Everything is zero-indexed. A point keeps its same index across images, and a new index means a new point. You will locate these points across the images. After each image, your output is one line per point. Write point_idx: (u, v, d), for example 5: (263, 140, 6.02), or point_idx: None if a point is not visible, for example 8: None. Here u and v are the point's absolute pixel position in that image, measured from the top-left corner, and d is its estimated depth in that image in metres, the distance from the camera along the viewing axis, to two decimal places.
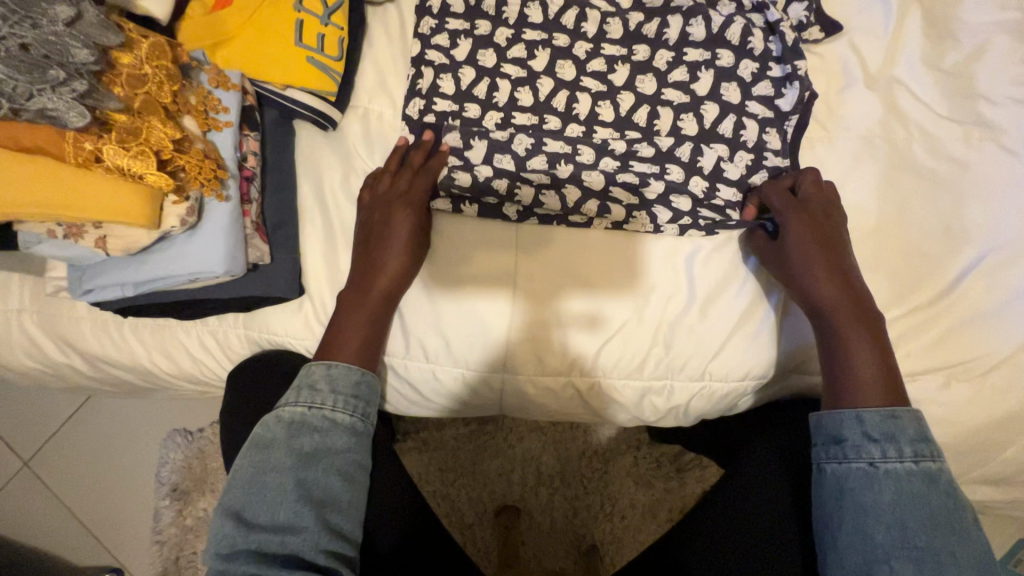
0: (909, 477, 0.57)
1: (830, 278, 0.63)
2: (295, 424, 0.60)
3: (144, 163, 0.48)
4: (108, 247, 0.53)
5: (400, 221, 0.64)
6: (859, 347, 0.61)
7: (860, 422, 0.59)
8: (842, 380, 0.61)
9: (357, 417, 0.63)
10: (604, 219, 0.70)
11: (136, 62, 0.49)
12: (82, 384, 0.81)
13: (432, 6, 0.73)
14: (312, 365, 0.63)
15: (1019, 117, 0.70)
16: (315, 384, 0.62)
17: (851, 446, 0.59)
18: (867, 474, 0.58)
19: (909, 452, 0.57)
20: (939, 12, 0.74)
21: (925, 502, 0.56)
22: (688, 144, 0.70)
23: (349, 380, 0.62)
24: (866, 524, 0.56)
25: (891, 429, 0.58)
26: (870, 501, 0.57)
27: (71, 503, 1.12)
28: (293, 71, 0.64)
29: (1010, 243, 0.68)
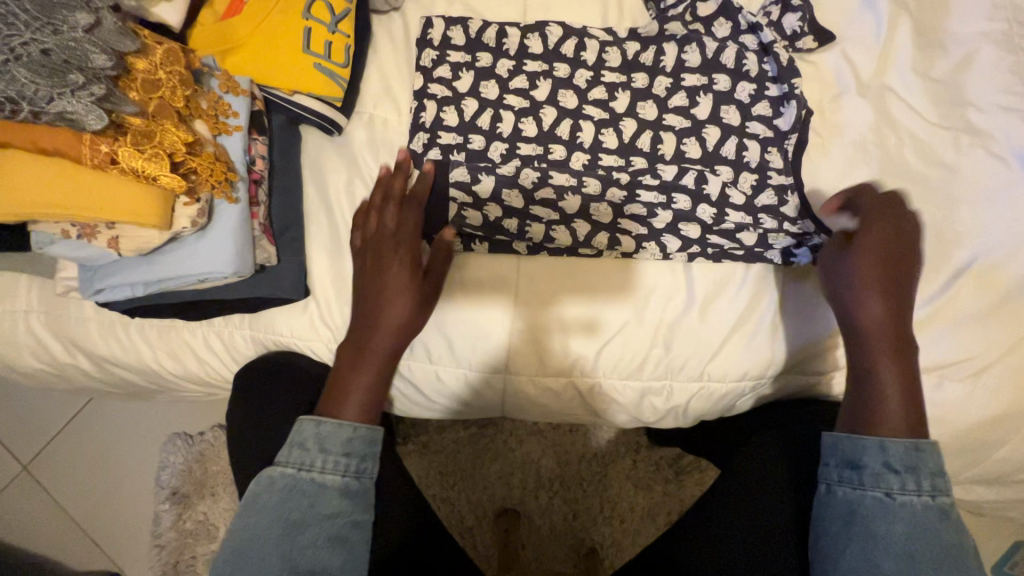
0: (923, 511, 0.57)
1: (881, 301, 0.62)
2: (290, 486, 0.57)
3: (158, 165, 0.49)
4: (121, 247, 0.54)
5: (394, 263, 0.63)
6: (887, 375, 0.61)
7: (884, 450, 0.59)
8: (868, 405, 0.62)
9: (350, 476, 0.59)
10: (615, 251, 0.71)
11: (150, 68, 0.50)
12: (86, 385, 0.82)
13: (433, 39, 0.75)
14: (303, 422, 0.60)
15: (1008, 124, 0.72)
16: (308, 443, 0.59)
17: (869, 473, 0.59)
18: (880, 501, 0.58)
19: (927, 485, 0.58)
20: (928, 23, 0.77)
21: (937, 536, 0.56)
22: (692, 174, 0.71)
23: (339, 438, 0.60)
24: (875, 552, 0.56)
25: (914, 460, 0.58)
26: (879, 529, 0.57)
27: (70, 507, 1.12)
28: (301, 77, 0.66)
29: (1001, 245, 0.69)
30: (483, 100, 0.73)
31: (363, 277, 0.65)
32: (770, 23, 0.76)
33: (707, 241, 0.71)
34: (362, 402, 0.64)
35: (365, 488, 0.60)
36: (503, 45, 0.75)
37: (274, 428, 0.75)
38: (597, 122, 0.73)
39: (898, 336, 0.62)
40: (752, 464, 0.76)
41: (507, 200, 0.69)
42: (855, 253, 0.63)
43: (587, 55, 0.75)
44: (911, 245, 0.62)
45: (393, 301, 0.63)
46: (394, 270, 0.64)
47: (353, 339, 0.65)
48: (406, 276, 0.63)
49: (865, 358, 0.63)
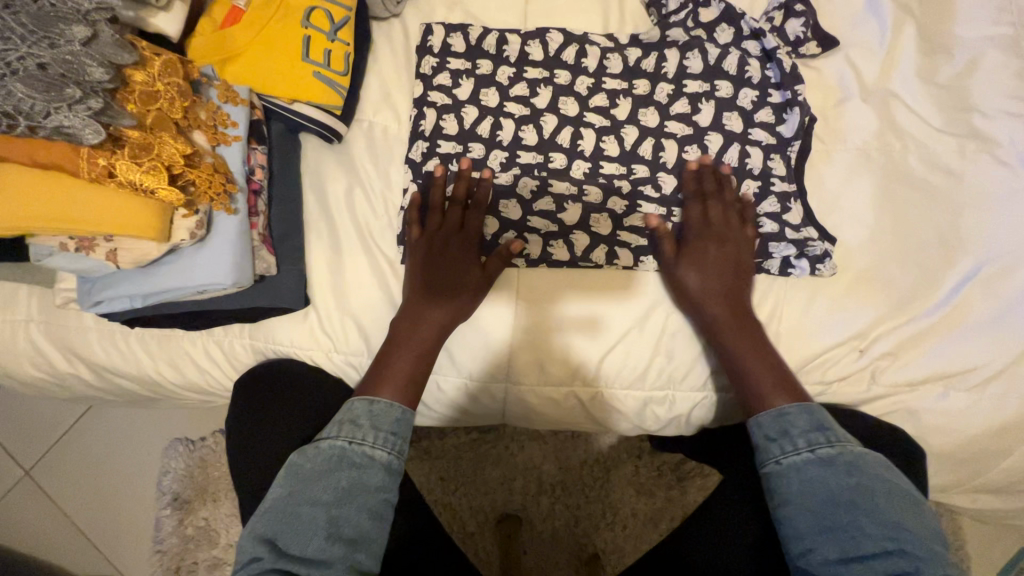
0: (810, 467, 0.59)
1: (719, 290, 0.66)
2: (332, 457, 0.56)
3: (156, 178, 0.49)
4: (119, 260, 0.53)
5: (452, 257, 0.67)
6: (749, 356, 0.65)
7: (758, 426, 0.63)
8: (742, 382, 0.65)
9: (395, 455, 0.58)
10: (614, 264, 0.70)
11: (149, 80, 0.50)
12: (87, 393, 0.82)
13: (433, 45, 0.75)
14: (359, 401, 0.61)
15: (1014, 130, 0.71)
16: (359, 419, 0.59)
17: (760, 453, 0.62)
18: (776, 472, 0.60)
19: (803, 442, 0.60)
20: (932, 27, 0.76)
21: (829, 482, 0.57)
22: None
23: (389, 419, 0.60)
24: (790, 516, 0.58)
25: (784, 426, 0.61)
26: (786, 493, 0.59)
27: (71, 513, 1.12)
28: (301, 86, 0.65)
29: (1006, 254, 0.69)
30: (484, 107, 0.73)
31: (427, 268, 0.67)
32: (772, 28, 0.75)
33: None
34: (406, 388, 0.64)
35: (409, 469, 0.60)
36: (503, 52, 0.75)
37: (274, 437, 0.74)
38: (598, 130, 0.73)
39: (741, 323, 0.66)
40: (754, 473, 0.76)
41: (504, 211, 0.71)
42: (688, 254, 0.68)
43: (587, 62, 0.75)
44: (746, 242, 0.68)
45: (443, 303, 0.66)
46: (446, 270, 0.67)
47: (398, 326, 0.65)
48: (459, 279, 0.66)
49: (730, 347, 0.65)
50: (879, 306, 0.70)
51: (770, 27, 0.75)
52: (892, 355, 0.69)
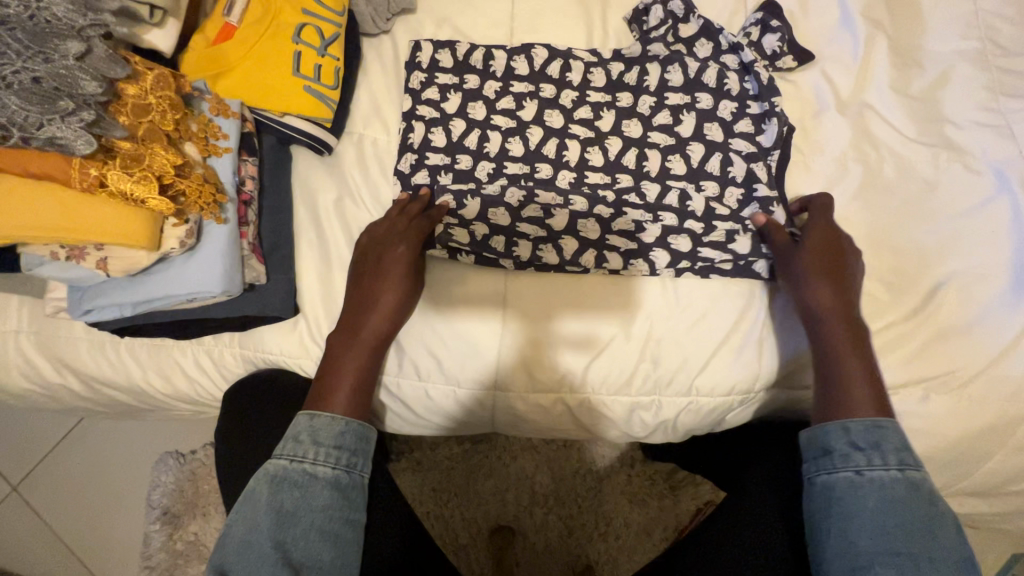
0: (892, 485, 0.60)
1: (834, 290, 0.65)
2: (280, 480, 0.60)
3: (147, 188, 0.50)
4: (110, 268, 0.54)
5: (389, 265, 0.66)
6: (852, 363, 0.63)
7: (847, 432, 0.62)
8: (836, 390, 0.63)
9: (338, 469, 0.62)
10: (603, 268, 0.72)
11: (141, 93, 0.52)
12: (76, 405, 0.82)
13: (421, 61, 0.77)
14: (300, 418, 0.64)
15: (984, 140, 0.73)
16: (298, 439, 0.62)
17: (839, 456, 0.62)
18: (853, 481, 0.61)
19: (894, 460, 0.60)
20: (904, 41, 0.79)
21: (909, 509, 0.58)
22: (676, 191, 0.72)
23: (331, 433, 0.63)
24: (855, 527, 0.59)
25: (876, 438, 0.61)
26: (859, 507, 0.59)
27: (61, 529, 1.10)
28: (291, 99, 0.67)
29: (980, 260, 0.71)
30: (471, 120, 0.75)
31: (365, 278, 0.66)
32: (750, 44, 0.78)
33: (698, 254, 0.72)
34: (354, 398, 0.65)
35: (360, 483, 0.64)
36: (489, 67, 0.77)
37: (262, 447, 0.74)
38: (582, 143, 0.75)
39: (853, 330, 0.65)
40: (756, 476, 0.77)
41: (494, 219, 0.71)
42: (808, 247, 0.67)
43: (572, 76, 0.77)
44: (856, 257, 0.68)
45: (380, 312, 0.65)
46: (379, 279, 0.65)
47: (337, 337, 0.66)
48: (393, 288, 0.65)
49: (836, 351, 0.64)
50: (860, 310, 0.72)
51: (748, 43, 0.78)
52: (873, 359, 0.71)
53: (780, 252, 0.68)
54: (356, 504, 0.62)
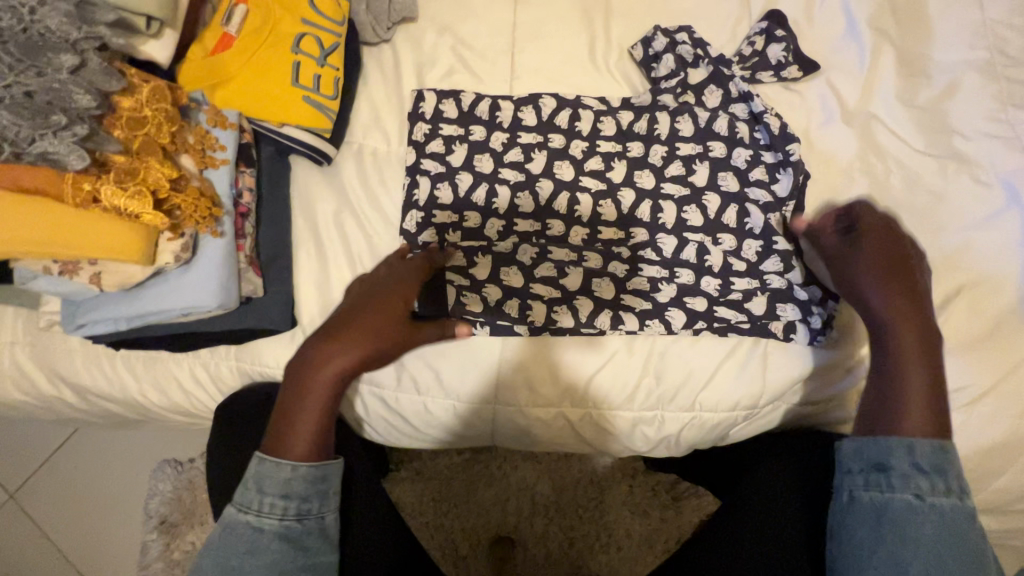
0: (951, 513, 0.57)
1: (902, 295, 0.62)
2: (225, 531, 0.57)
3: (141, 203, 0.49)
4: (103, 283, 0.53)
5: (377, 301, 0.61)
6: (915, 374, 0.60)
7: (910, 451, 0.58)
8: (891, 407, 0.60)
9: (287, 520, 0.57)
10: (620, 329, 0.69)
11: (137, 106, 0.51)
12: (72, 415, 0.81)
13: (425, 112, 0.74)
14: (253, 461, 0.59)
15: (993, 151, 0.72)
16: (248, 486, 0.57)
17: (898, 476, 0.58)
18: (912, 505, 0.58)
19: (956, 488, 0.58)
20: (911, 51, 0.78)
21: (964, 542, 0.56)
22: (693, 246, 0.72)
23: (278, 479, 0.57)
24: (905, 553, 0.56)
25: (939, 462, 0.58)
26: (914, 533, 0.57)
27: (58, 538, 1.09)
28: (290, 110, 0.66)
29: (987, 274, 0.70)
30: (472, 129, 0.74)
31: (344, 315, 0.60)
32: (754, 53, 0.77)
33: (714, 313, 0.70)
34: (310, 440, 0.59)
35: (319, 528, 0.59)
36: (496, 118, 0.75)
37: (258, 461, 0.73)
38: (584, 154, 0.74)
39: (923, 339, 0.61)
40: (756, 492, 0.74)
41: (506, 278, 0.70)
42: (874, 248, 0.64)
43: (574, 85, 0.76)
44: (917, 261, 0.64)
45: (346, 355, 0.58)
46: (355, 317, 0.59)
47: (298, 373, 0.59)
48: (366, 330, 0.59)
49: (898, 358, 0.61)
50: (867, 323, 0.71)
51: (752, 52, 0.77)
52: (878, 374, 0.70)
53: (834, 256, 0.66)
54: (313, 556, 0.58)
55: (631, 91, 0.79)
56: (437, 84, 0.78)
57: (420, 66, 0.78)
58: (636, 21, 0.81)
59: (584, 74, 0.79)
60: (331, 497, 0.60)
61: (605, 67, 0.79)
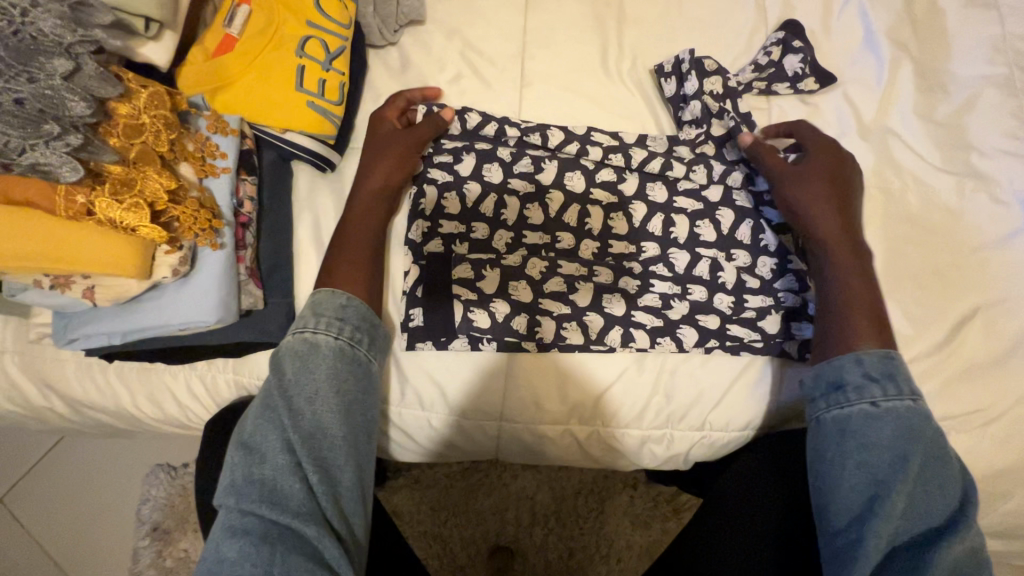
0: (909, 416, 0.58)
1: (837, 216, 0.65)
2: (267, 412, 0.56)
3: (140, 216, 0.48)
4: (97, 298, 0.51)
5: (386, 151, 0.68)
6: (855, 289, 0.63)
7: (861, 363, 0.60)
8: (838, 324, 0.62)
9: (296, 409, 0.56)
10: (630, 347, 0.67)
11: (134, 113, 0.48)
12: (62, 425, 0.78)
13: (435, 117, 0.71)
14: (287, 340, 0.59)
15: (1010, 169, 0.71)
16: (285, 379, 0.57)
17: (852, 390, 0.59)
18: (868, 413, 0.58)
19: (907, 390, 0.59)
20: (929, 64, 0.76)
21: (921, 436, 0.57)
22: (706, 262, 0.70)
23: (334, 305, 0.61)
24: (870, 459, 0.57)
25: (890, 370, 0.60)
26: (874, 438, 0.57)
27: (45, 543, 1.05)
28: (294, 116, 0.64)
29: (1003, 295, 0.69)
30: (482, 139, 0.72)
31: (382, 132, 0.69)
32: (771, 63, 0.75)
33: (726, 331, 0.68)
34: (355, 273, 0.64)
35: (368, 415, 0.60)
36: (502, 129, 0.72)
37: None
38: (594, 164, 0.72)
39: (856, 255, 0.65)
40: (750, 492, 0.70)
41: (515, 293, 0.68)
42: (811, 167, 0.67)
43: None
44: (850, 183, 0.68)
45: (388, 171, 0.67)
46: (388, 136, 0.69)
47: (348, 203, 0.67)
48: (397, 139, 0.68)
49: (841, 273, 0.64)
50: None
51: (769, 61, 0.75)
52: None
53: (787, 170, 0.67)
54: (360, 442, 0.58)
55: (643, 101, 0.77)
56: (445, 89, 0.75)
57: (428, 70, 0.76)
58: (650, 29, 0.79)
59: (596, 83, 0.77)
60: (379, 342, 0.63)
61: (616, 74, 0.77)
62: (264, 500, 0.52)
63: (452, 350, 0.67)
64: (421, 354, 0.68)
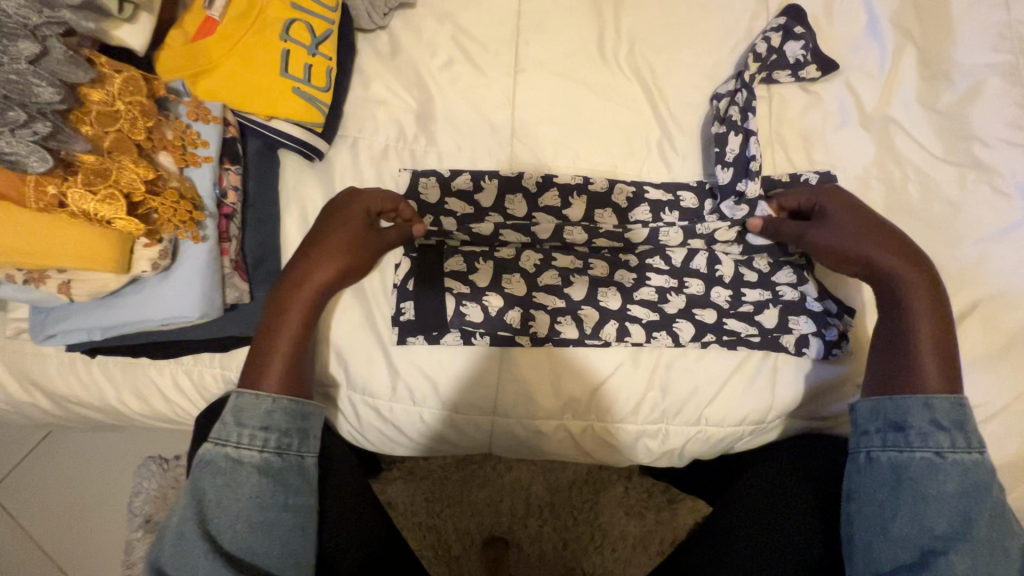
0: (975, 469, 0.54)
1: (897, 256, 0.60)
2: (179, 535, 0.52)
3: (113, 208, 0.46)
4: (73, 292, 0.50)
5: (334, 242, 0.61)
6: (926, 329, 0.58)
7: (930, 409, 0.56)
8: (910, 365, 0.58)
9: (218, 518, 0.53)
10: (626, 342, 0.66)
11: (107, 99, 0.46)
12: (47, 420, 0.76)
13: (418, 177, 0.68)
14: (206, 451, 0.55)
15: (1014, 160, 0.70)
16: (205, 499, 0.53)
17: (916, 435, 0.56)
18: (931, 464, 0.55)
19: (975, 443, 0.55)
20: (932, 51, 0.74)
21: (989, 499, 0.53)
22: (703, 255, 0.69)
23: (257, 411, 0.57)
24: (927, 511, 0.54)
25: (959, 417, 0.56)
26: (936, 491, 0.54)
27: (37, 536, 1.04)
28: (278, 103, 0.62)
29: (1004, 289, 0.68)
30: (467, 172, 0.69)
31: (336, 226, 0.61)
32: (772, 51, 0.71)
33: (723, 326, 0.67)
34: (284, 369, 0.59)
35: (302, 521, 0.56)
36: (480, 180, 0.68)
37: None
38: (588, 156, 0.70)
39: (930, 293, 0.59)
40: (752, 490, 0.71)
41: (508, 286, 0.66)
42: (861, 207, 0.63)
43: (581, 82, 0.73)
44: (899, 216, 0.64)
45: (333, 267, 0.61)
46: (344, 229, 0.61)
47: (280, 289, 0.60)
48: (352, 237, 0.61)
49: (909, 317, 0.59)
50: None
51: (769, 49, 0.70)
52: None
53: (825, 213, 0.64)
54: (292, 558, 0.55)
55: (640, 88, 0.74)
56: (436, 75, 0.73)
57: (419, 56, 0.73)
58: (648, 12, 0.76)
59: (593, 70, 0.74)
60: (310, 437, 0.59)
61: (613, 61, 0.75)
62: None
63: (444, 345, 0.66)
64: (413, 348, 0.67)
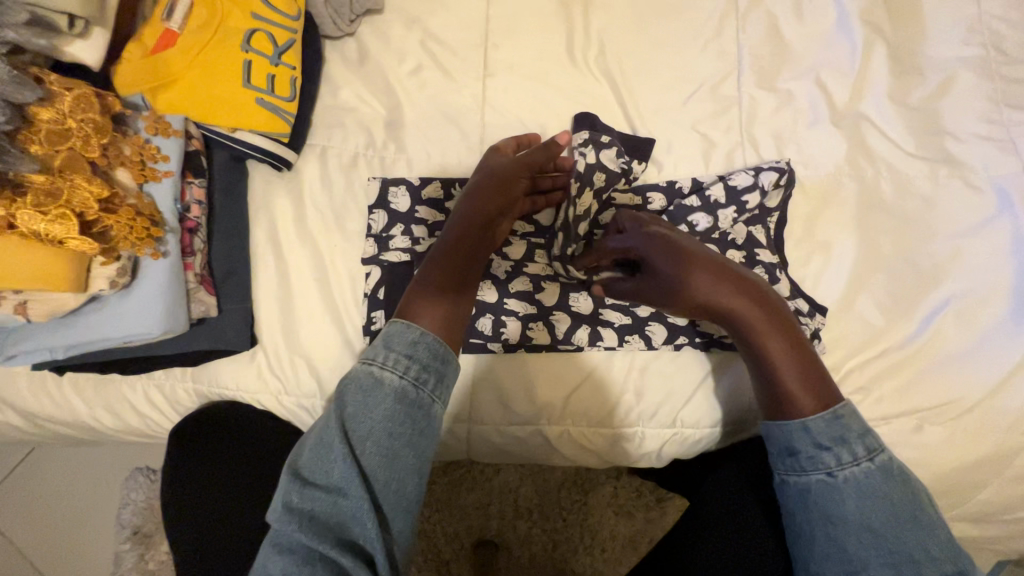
0: (868, 478, 0.53)
1: (729, 285, 0.56)
2: (320, 444, 0.50)
3: (66, 227, 0.46)
4: (31, 312, 0.50)
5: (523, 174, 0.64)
6: (778, 353, 0.56)
7: (808, 431, 0.54)
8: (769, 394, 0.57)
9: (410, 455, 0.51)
10: (598, 346, 0.67)
11: (57, 117, 0.46)
12: (23, 437, 0.76)
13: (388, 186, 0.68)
14: (353, 368, 0.53)
15: (985, 154, 0.69)
16: (345, 412, 0.51)
17: (806, 458, 0.54)
18: (827, 485, 0.54)
19: (862, 451, 0.53)
20: (904, 46, 0.74)
21: (889, 502, 0.52)
22: None
23: (404, 340, 0.53)
24: (838, 534, 0.52)
25: (839, 433, 0.54)
26: (838, 511, 0.52)
27: (25, 549, 1.04)
28: (239, 114, 0.61)
29: (976, 284, 0.67)
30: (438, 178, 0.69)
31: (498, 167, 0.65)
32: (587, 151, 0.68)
33: (696, 327, 0.66)
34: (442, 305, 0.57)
35: (422, 457, 0.52)
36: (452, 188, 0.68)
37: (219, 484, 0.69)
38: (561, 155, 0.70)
39: (768, 312, 0.56)
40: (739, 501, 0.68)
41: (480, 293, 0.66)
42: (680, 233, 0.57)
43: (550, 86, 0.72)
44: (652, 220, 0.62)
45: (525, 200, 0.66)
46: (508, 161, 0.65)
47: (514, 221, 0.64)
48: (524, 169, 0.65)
49: (750, 347, 0.57)
50: (851, 337, 0.68)
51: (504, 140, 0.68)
52: (867, 389, 0.67)
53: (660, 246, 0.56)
54: (406, 499, 0.51)
55: (610, 89, 0.74)
56: (405, 81, 0.72)
57: (387, 62, 0.73)
58: (618, 12, 0.76)
59: (563, 72, 0.74)
60: (448, 385, 0.55)
61: (582, 62, 0.74)
62: (306, 528, 0.47)
63: None
64: None
